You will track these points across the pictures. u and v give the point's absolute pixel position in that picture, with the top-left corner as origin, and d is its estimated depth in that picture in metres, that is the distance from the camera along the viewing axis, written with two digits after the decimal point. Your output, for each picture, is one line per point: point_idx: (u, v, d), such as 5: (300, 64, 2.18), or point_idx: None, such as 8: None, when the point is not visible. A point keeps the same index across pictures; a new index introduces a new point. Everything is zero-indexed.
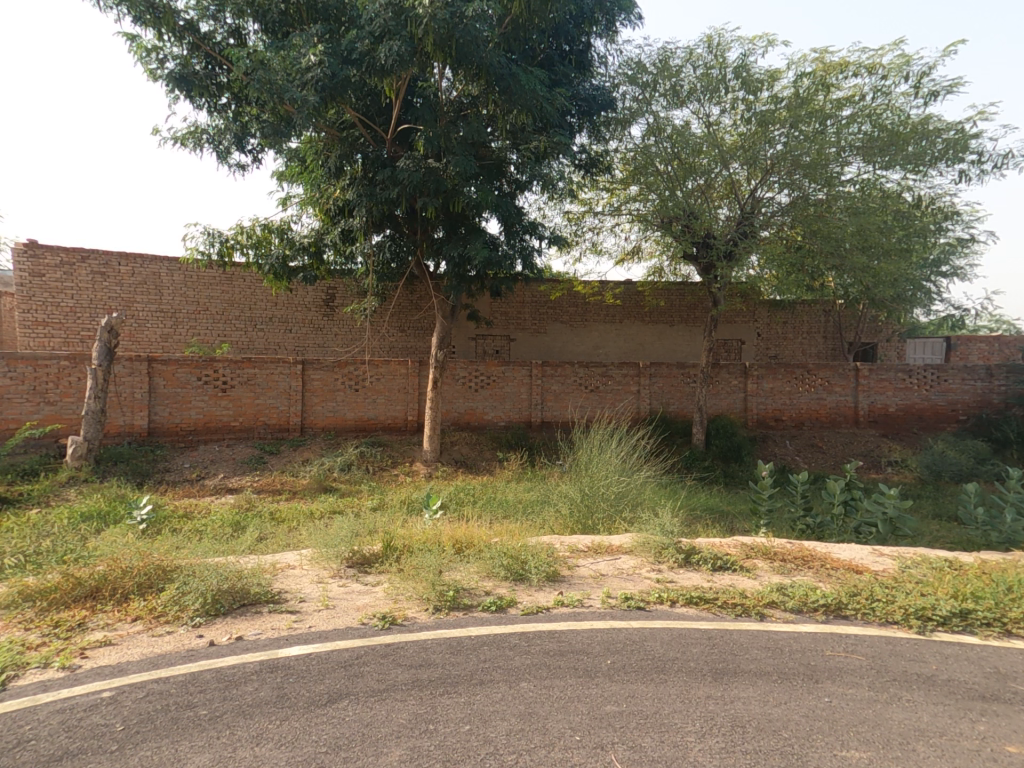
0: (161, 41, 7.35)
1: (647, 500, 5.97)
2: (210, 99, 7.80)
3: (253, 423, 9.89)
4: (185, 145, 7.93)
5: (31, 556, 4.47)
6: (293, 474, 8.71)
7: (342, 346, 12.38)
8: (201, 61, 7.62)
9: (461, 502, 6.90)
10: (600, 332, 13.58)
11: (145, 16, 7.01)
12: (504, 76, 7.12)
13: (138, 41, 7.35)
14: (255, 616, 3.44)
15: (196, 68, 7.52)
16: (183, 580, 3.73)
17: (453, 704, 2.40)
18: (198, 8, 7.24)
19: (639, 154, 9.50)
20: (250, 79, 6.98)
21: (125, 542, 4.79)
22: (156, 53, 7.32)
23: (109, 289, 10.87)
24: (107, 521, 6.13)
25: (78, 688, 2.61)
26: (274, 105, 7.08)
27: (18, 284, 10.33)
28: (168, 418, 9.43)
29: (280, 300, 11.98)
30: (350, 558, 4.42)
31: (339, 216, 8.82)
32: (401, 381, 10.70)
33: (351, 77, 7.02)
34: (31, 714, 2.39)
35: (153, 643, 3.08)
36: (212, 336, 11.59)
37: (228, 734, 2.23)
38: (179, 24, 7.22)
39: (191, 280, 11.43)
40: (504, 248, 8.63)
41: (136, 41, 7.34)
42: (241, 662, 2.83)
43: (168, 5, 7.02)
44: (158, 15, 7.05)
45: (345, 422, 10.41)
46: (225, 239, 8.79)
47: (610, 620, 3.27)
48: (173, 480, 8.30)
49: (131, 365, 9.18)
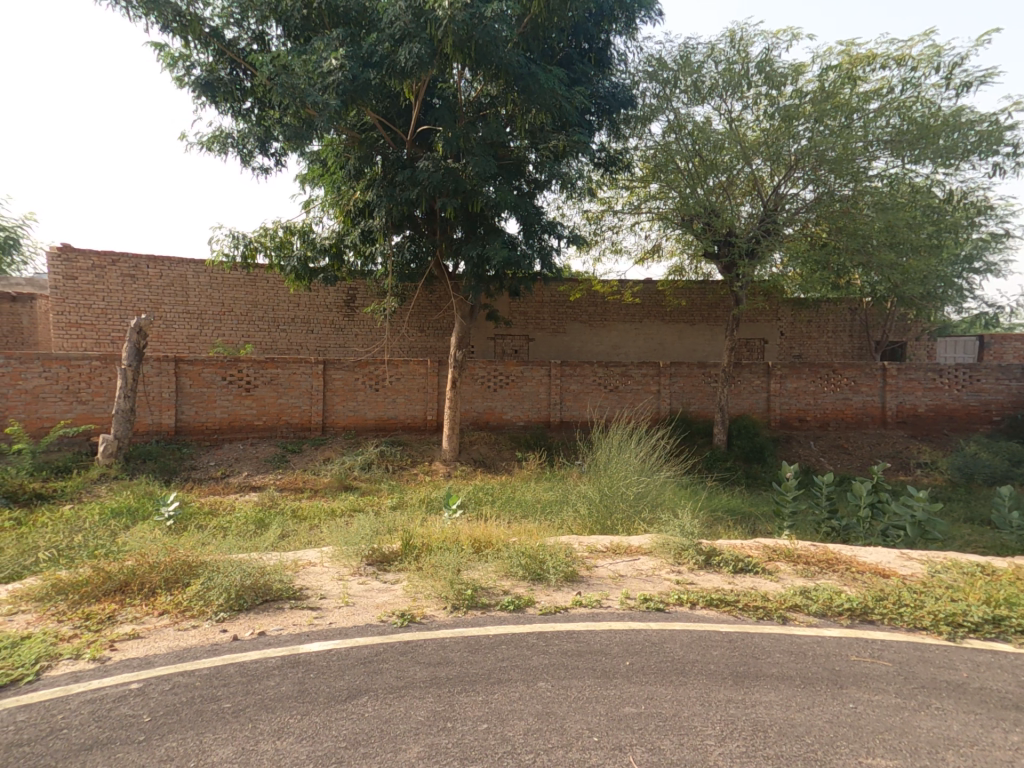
0: (187, 48, 7.51)
1: (667, 501, 5.91)
2: (234, 104, 7.95)
3: (276, 423, 10.06)
4: (210, 150, 8.08)
5: (61, 551, 4.60)
6: (315, 473, 8.83)
7: (362, 346, 12.53)
8: (226, 68, 7.77)
9: (480, 502, 6.90)
10: (619, 332, 13.49)
11: (172, 24, 7.16)
12: (523, 76, 7.09)
13: (165, 49, 7.52)
14: (277, 612, 3.49)
15: (221, 74, 7.67)
16: (207, 576, 3.81)
17: (470, 702, 2.41)
18: (223, 15, 7.39)
19: (659, 152, 9.40)
20: (273, 83, 7.08)
21: (153, 538, 4.91)
22: (182, 61, 7.49)
23: (139, 292, 11.17)
24: (135, 517, 6.28)
25: (106, 679, 2.68)
26: (297, 110, 7.17)
27: (51, 287, 10.65)
28: (194, 417, 9.64)
29: (302, 300, 12.16)
30: (370, 555, 4.47)
31: (359, 217, 8.93)
32: (421, 381, 10.77)
33: (371, 80, 7.10)
34: (63, 704, 2.46)
35: (179, 637, 3.16)
36: (236, 337, 11.83)
37: (251, 727, 2.28)
38: (205, 32, 7.38)
39: (216, 281, 11.66)
40: (523, 247, 8.60)
41: (164, 49, 7.51)
42: (263, 658, 2.88)
43: (195, 13, 7.18)
44: (184, 22, 7.21)
45: (365, 421, 10.53)
46: (249, 241, 8.95)
47: (628, 620, 3.25)
48: (199, 477, 8.49)
49: (159, 365, 9.39)
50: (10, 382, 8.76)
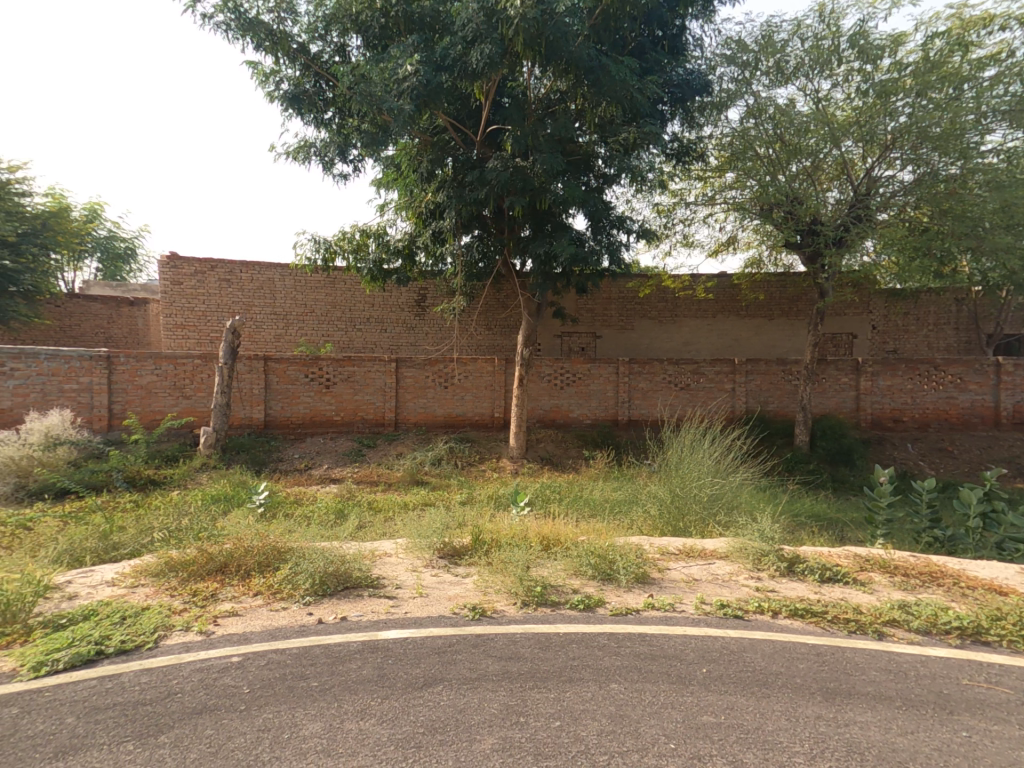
0: (277, 65, 8.00)
1: (743, 504, 5.65)
2: (317, 115, 8.38)
3: (352, 418, 10.55)
4: (296, 159, 8.57)
5: (172, 533, 5.06)
6: (388, 467, 9.18)
7: (432, 344, 12.89)
8: (311, 80, 8.21)
9: (547, 500, 6.90)
10: (690, 328, 13.05)
11: (265, 43, 7.66)
12: (593, 69, 6.99)
13: (258, 67, 8.05)
14: (356, 599, 3.66)
15: (306, 87, 8.12)
16: (295, 561, 4.06)
17: (543, 698, 2.42)
18: (309, 31, 7.81)
19: (736, 139, 9.00)
20: (353, 92, 7.40)
21: (246, 524, 5.29)
22: (273, 77, 7.99)
23: (233, 295, 12.06)
24: (231, 503, 6.81)
25: (212, 650, 2.92)
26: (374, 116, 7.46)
27: (161, 292, 11.70)
28: (281, 412, 10.29)
29: (376, 300, 12.66)
30: (441, 549, 4.58)
31: (430, 218, 9.16)
32: (488, 379, 10.92)
33: (444, 83, 7.25)
34: (177, 670, 2.72)
35: (271, 616, 3.39)
36: (317, 336, 12.50)
37: (337, 706, 2.40)
38: (293, 48, 7.83)
39: (300, 284, 12.38)
40: (590, 243, 8.51)
41: (257, 67, 8.04)
42: (346, 641, 3.03)
43: (285, 31, 7.64)
44: (275, 41, 7.68)
45: (435, 417, 10.82)
46: (329, 245, 9.44)
47: (704, 626, 3.14)
48: (285, 469, 9.06)
49: (250, 363, 10.10)
50: (128, 379, 9.73)
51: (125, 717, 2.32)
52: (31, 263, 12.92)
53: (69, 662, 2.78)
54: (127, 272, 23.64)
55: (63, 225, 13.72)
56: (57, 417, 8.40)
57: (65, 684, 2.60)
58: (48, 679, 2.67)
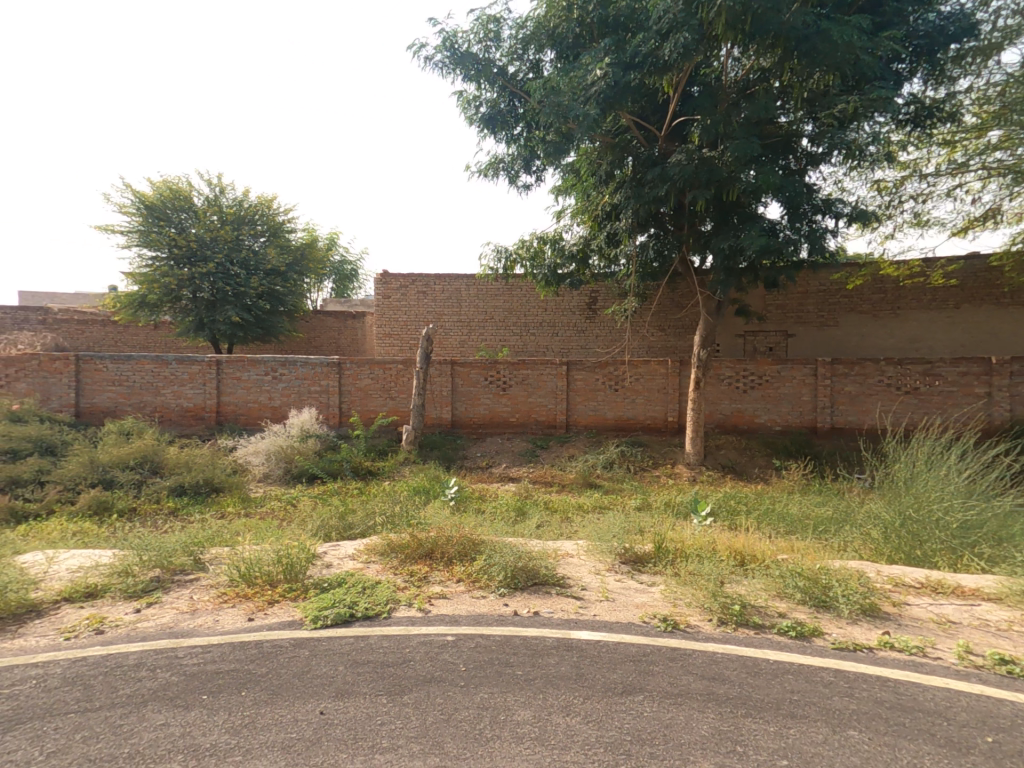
0: (479, 91, 8.67)
1: (1011, 536, 4.51)
2: (509, 132, 8.92)
3: (527, 420, 10.96)
4: (486, 175, 9.20)
5: (389, 518, 6.39)
6: (561, 468, 9.35)
7: (603, 347, 12.86)
8: (507, 100, 8.70)
9: (732, 512, 6.33)
10: (917, 323, 11.10)
11: (472, 73, 8.39)
12: (807, 37, 6.27)
13: (463, 95, 8.82)
14: (545, 596, 3.74)
15: (502, 107, 8.66)
16: (488, 553, 4.31)
17: (762, 730, 2.18)
18: (511, 54, 8.34)
19: (1010, 89, 7.45)
20: (542, 105, 7.70)
21: (445, 514, 5.83)
22: (474, 102, 8.69)
23: (427, 305, 13.40)
24: (428, 494, 7.57)
25: (431, 628, 3.37)
26: (560, 125, 7.72)
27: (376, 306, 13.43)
28: (465, 412, 11.11)
29: (550, 305, 13.04)
30: (623, 554, 4.47)
31: (605, 221, 9.12)
32: (660, 381, 10.51)
33: (633, 81, 7.17)
34: (407, 640, 3.26)
35: (473, 603, 3.66)
36: (496, 340, 13.26)
37: (542, 697, 2.47)
38: (494, 71, 8.41)
39: (483, 292, 13.26)
40: (785, 232, 7.68)
41: (463, 95, 8.82)
42: (541, 635, 3.11)
43: (489, 60, 8.28)
44: (479, 69, 8.38)
45: (605, 420, 10.72)
46: (509, 254, 9.95)
47: (968, 682, 2.56)
48: (469, 466, 9.77)
49: (440, 367, 11.09)
50: (352, 381, 12.15)
51: (377, 674, 2.91)
52: (293, 287, 16.74)
53: (334, 619, 3.64)
54: (352, 288, 27.90)
55: (313, 258, 17.38)
56: (308, 415, 11.19)
57: (333, 637, 3.45)
58: (321, 630, 3.56)
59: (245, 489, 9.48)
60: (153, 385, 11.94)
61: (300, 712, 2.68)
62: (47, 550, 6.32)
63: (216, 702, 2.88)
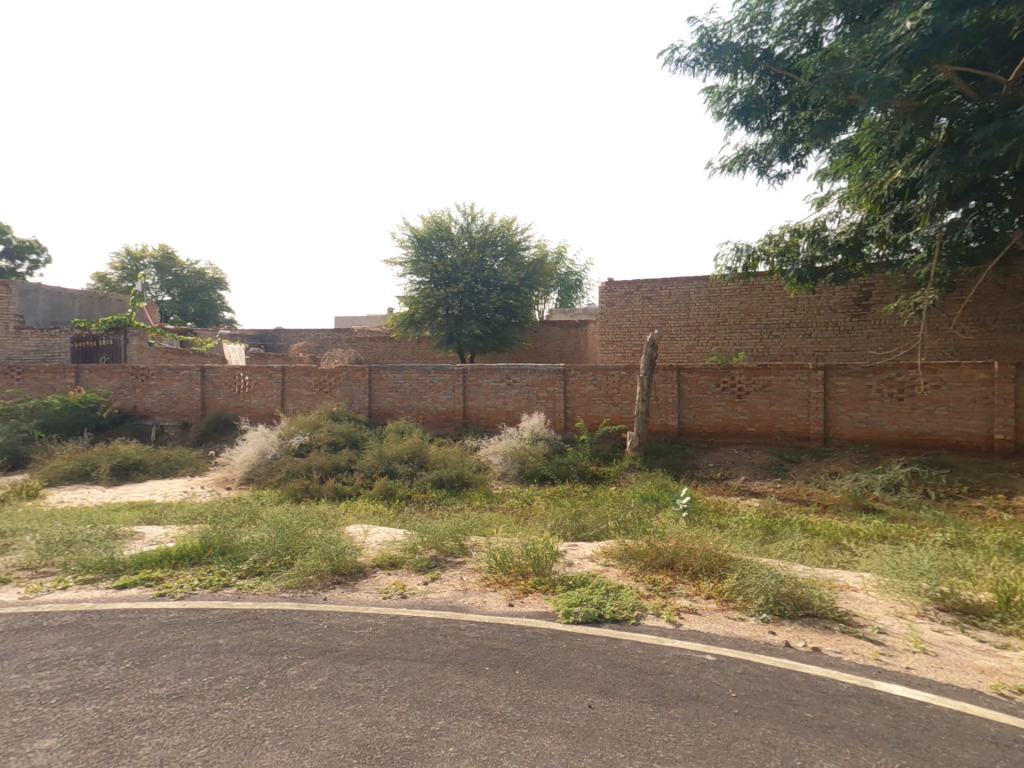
0: (742, 80, 10.11)
1: None
2: (767, 119, 10.38)
3: (770, 430, 10.01)
4: (737, 168, 9.75)
5: (621, 524, 6.52)
6: (821, 487, 8.20)
7: (874, 349, 11.39)
8: (764, 87, 10.10)
9: None
10: None
11: (729, 63, 9.86)
12: None
13: (716, 91, 9.85)
14: (828, 633, 3.37)
15: (757, 94, 10.12)
16: (741, 572, 4.08)
17: None
18: (782, 34, 9.35)
19: None
20: (822, 77, 8.01)
21: (679, 524, 5.63)
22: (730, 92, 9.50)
23: (653, 311, 13.33)
24: (657, 503, 7.44)
25: (686, 643, 3.32)
26: (843, 93, 7.98)
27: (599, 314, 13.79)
28: (693, 420, 10.60)
29: (801, 304, 12.20)
30: (942, 600, 3.72)
31: (890, 202, 8.90)
32: (976, 389, 8.68)
33: (966, 22, 6.44)
34: (661, 651, 3.25)
35: (733, 625, 3.51)
36: (730, 345, 12.72)
37: (852, 757, 2.24)
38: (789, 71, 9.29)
39: (714, 294, 12.84)
40: None
41: (716, 91, 9.85)
42: (837, 681, 2.81)
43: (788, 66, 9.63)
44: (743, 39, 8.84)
45: (887, 436, 9.26)
46: (753, 250, 9.27)
47: None
48: (702, 476, 9.29)
49: (666, 373, 10.77)
50: (577, 388, 12.69)
51: (638, 680, 2.94)
52: (525, 301, 18.34)
53: (584, 616, 3.83)
54: (575, 300, 29.23)
55: (543, 271, 18.57)
56: (538, 419, 12.02)
57: (586, 633, 3.63)
58: (574, 625, 3.78)
59: (489, 484, 10.64)
60: (418, 390, 14.17)
61: (569, 702, 2.85)
62: (364, 525, 8.21)
63: (494, 674, 3.27)
